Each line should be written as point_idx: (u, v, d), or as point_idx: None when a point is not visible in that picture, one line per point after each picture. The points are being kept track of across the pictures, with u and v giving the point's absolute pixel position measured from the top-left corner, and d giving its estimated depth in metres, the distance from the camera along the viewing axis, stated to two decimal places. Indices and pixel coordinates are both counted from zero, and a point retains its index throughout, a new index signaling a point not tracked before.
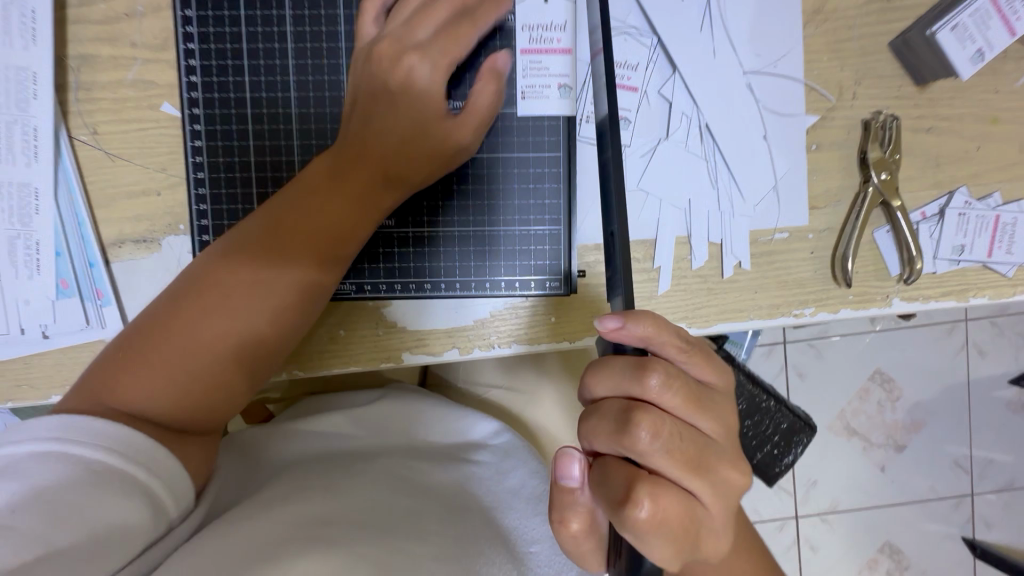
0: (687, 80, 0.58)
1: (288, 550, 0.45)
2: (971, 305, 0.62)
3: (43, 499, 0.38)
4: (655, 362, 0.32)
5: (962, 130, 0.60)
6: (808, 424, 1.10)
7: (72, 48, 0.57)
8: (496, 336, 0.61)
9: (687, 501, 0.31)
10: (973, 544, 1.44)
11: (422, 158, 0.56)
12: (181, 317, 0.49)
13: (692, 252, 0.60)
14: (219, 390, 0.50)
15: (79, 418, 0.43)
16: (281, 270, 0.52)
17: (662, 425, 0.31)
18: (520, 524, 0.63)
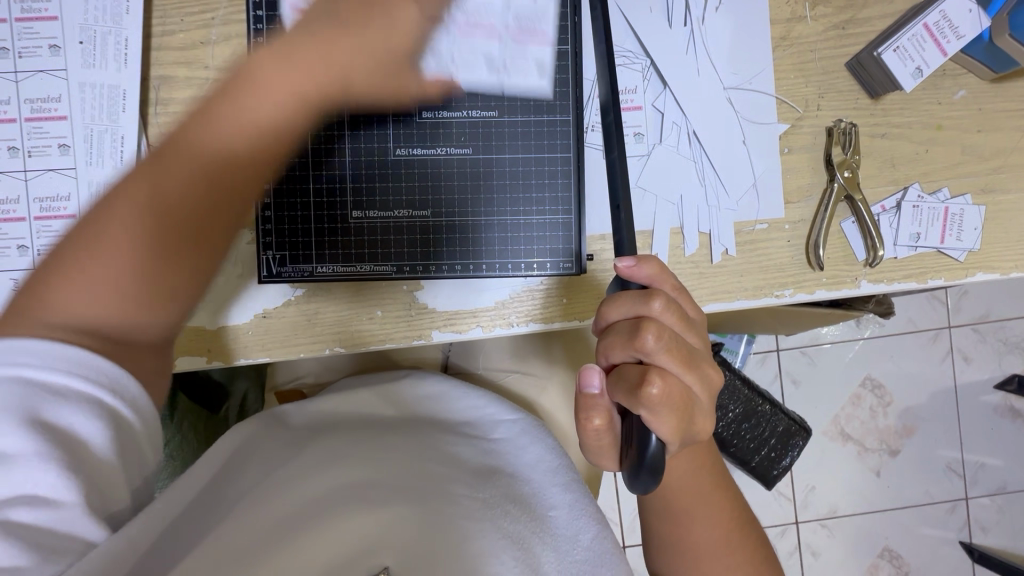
0: (676, 95, 0.69)
1: (343, 509, 0.58)
2: (930, 286, 0.71)
3: (29, 423, 0.40)
4: (658, 289, 0.40)
5: (912, 136, 0.70)
6: (804, 428, 1.18)
7: (154, 69, 0.67)
8: (515, 316, 0.69)
9: (684, 390, 0.39)
10: (971, 548, 1.48)
11: (378, 65, 0.56)
12: (96, 241, 0.49)
13: (684, 241, 0.70)
14: (155, 299, 0.50)
15: (22, 342, 0.43)
16: (236, 143, 0.53)
17: (664, 329, 0.39)
18: (540, 491, 0.70)
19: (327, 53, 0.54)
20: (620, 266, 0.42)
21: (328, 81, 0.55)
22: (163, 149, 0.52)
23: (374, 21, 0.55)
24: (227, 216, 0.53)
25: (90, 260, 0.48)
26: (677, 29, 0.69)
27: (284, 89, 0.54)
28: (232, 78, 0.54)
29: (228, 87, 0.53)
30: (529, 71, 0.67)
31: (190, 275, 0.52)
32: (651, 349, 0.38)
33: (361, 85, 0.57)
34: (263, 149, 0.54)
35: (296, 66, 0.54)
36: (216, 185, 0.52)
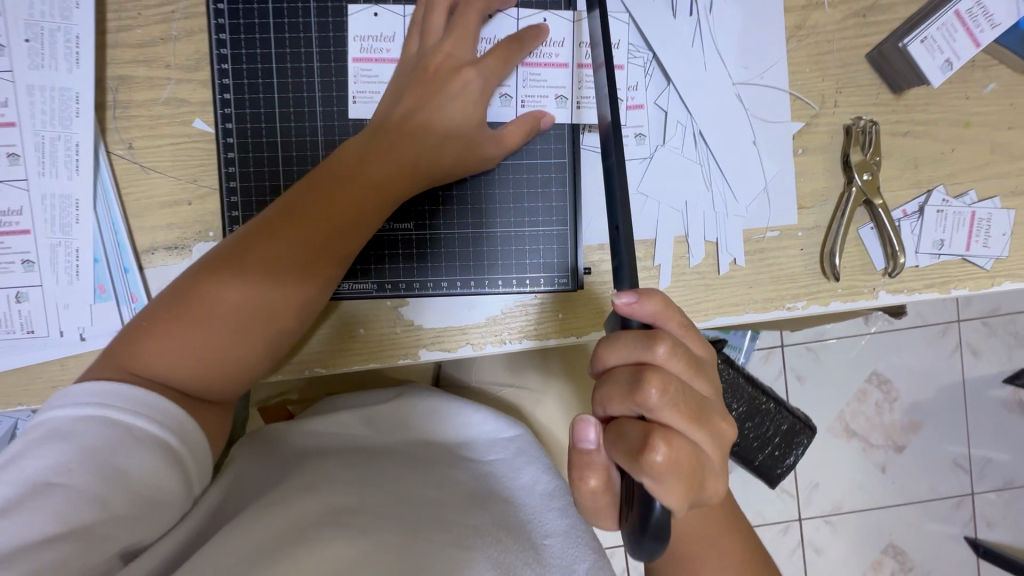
0: (681, 92, 0.63)
1: (320, 532, 0.52)
2: (953, 296, 0.66)
3: (90, 459, 0.45)
4: (662, 333, 0.38)
5: (937, 134, 0.65)
6: (809, 424, 1.08)
7: (110, 69, 0.62)
8: (507, 333, 0.65)
9: (692, 447, 0.37)
10: (976, 543, 1.43)
11: (442, 142, 0.59)
12: (187, 304, 0.52)
13: (689, 250, 0.64)
14: (234, 362, 0.53)
15: (122, 387, 0.48)
16: (315, 223, 0.54)
17: (669, 381, 0.37)
18: (535, 516, 0.64)
19: (419, 142, 0.58)
20: (617, 304, 0.39)
21: (412, 172, 0.58)
22: (259, 227, 0.55)
23: (446, 94, 0.59)
24: (287, 320, 0.55)
25: (186, 320, 0.52)
26: (682, 19, 0.63)
27: (375, 182, 0.57)
28: (329, 165, 0.57)
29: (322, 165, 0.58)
30: (546, 91, 0.64)
31: (260, 341, 0.54)
32: (655, 403, 0.37)
33: (428, 159, 0.59)
34: (337, 216, 0.55)
35: (395, 156, 0.57)
36: (293, 274, 0.54)
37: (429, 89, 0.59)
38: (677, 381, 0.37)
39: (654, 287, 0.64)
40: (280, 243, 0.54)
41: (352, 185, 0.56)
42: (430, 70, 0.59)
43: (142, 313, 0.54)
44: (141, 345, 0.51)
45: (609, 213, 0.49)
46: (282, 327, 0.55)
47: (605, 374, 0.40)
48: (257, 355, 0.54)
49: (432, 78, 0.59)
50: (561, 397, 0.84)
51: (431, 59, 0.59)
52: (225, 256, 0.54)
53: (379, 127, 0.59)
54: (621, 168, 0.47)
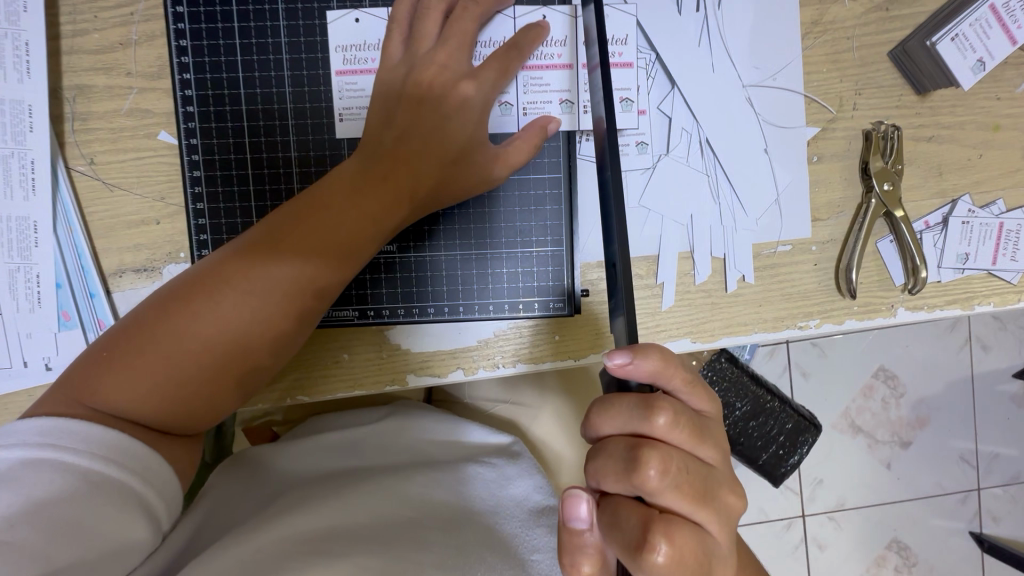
0: (687, 96, 0.59)
1: (291, 565, 0.50)
2: (976, 313, 0.62)
3: (40, 512, 0.41)
4: (660, 404, 0.38)
5: (964, 138, 0.60)
6: (815, 422, 0.91)
7: (66, 78, 0.57)
8: (500, 356, 0.61)
9: (696, 532, 0.36)
10: (981, 537, 1.18)
11: (439, 167, 0.54)
12: (153, 334, 0.48)
13: (695, 267, 0.60)
14: (202, 398, 0.49)
15: (76, 422, 0.44)
16: (298, 250, 0.50)
17: (669, 462, 0.37)
18: (522, 534, 0.61)
19: (413, 166, 0.54)
20: (609, 366, 0.38)
21: (406, 198, 0.54)
22: (237, 254, 0.50)
23: (442, 114, 0.54)
24: (267, 355, 0.51)
25: (150, 350, 0.48)
26: (688, 15, 0.58)
27: (364, 205, 0.52)
28: (316, 189, 0.53)
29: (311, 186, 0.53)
30: (550, 96, 0.59)
31: (230, 376, 0.50)
32: (655, 484, 0.36)
33: (423, 183, 0.54)
34: (322, 244, 0.51)
35: (387, 181, 0.53)
36: (274, 308, 0.50)
37: (423, 107, 0.54)
38: (678, 460, 0.37)
39: (657, 307, 0.60)
40: (256, 269, 0.49)
41: (340, 212, 0.52)
42: (422, 85, 0.54)
43: (103, 338, 0.49)
44: (105, 377, 0.47)
45: (607, 241, 0.45)
46: (255, 361, 0.51)
47: (602, 447, 0.39)
48: (225, 390, 0.50)
49: (425, 95, 0.54)
50: (560, 414, 0.79)
51: (422, 72, 0.55)
52: (199, 283, 0.49)
53: (370, 147, 0.54)
54: (618, 191, 0.42)
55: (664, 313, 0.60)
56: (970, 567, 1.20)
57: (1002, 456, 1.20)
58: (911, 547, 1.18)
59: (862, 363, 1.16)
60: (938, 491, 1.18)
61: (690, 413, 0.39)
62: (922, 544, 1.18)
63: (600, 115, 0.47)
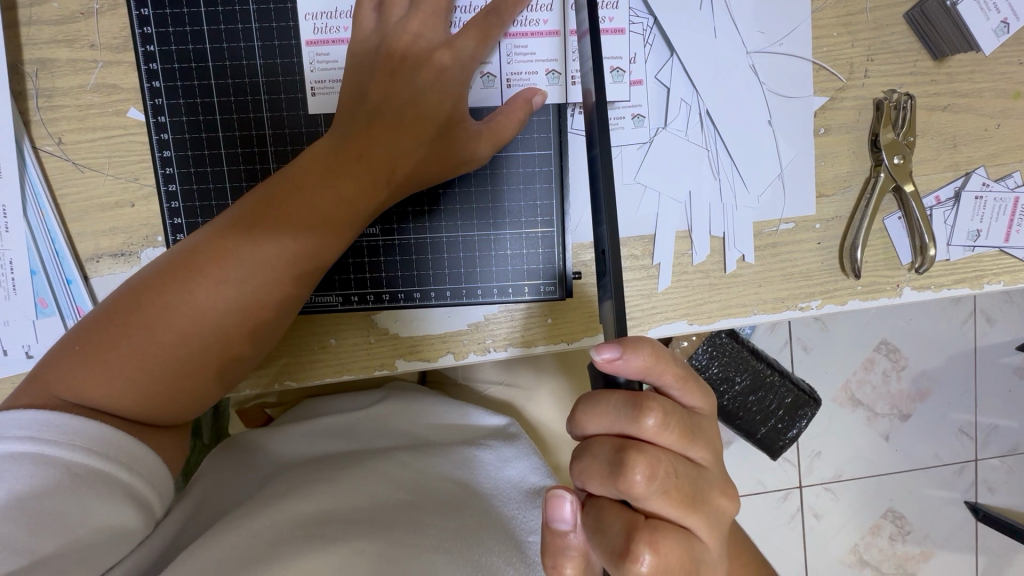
0: (686, 63, 0.55)
1: (286, 549, 0.48)
2: (985, 292, 0.59)
3: (22, 507, 0.40)
4: (648, 403, 0.37)
5: (982, 107, 0.57)
6: (815, 396, 0.89)
7: (27, 52, 0.54)
8: (491, 340, 0.59)
9: (683, 538, 0.36)
10: (974, 508, 1.18)
11: (419, 142, 0.52)
12: (126, 325, 0.46)
13: (693, 247, 0.57)
14: (183, 389, 0.48)
15: (50, 418, 0.43)
16: (273, 234, 0.48)
17: (656, 467, 0.36)
18: (519, 514, 0.60)
19: (389, 143, 0.51)
20: (598, 363, 0.37)
21: (384, 177, 0.51)
22: (210, 239, 0.48)
23: (418, 86, 0.52)
24: (247, 343, 0.49)
25: (123, 341, 0.46)
26: None
27: (341, 185, 0.50)
28: (289, 170, 0.51)
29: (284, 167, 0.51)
30: (535, 66, 0.55)
31: (211, 366, 0.48)
32: (641, 489, 0.36)
33: (403, 160, 0.52)
34: (299, 227, 0.49)
35: (362, 160, 0.50)
36: (251, 295, 0.48)
37: (397, 80, 0.51)
38: (665, 464, 0.37)
39: (653, 289, 0.58)
40: (230, 256, 0.48)
41: (316, 194, 0.49)
42: (395, 57, 0.52)
43: (76, 331, 0.48)
44: (80, 370, 0.46)
45: (594, 222, 0.42)
46: (235, 350, 0.49)
47: (588, 446, 0.39)
48: (206, 380, 0.49)
49: (399, 67, 0.51)
50: (555, 397, 0.78)
51: (396, 42, 0.52)
52: (171, 272, 0.48)
53: (343, 124, 0.51)
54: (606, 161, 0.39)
55: (660, 294, 0.58)
56: (966, 536, 1.20)
57: (1001, 428, 1.19)
58: (907, 517, 1.19)
59: (864, 337, 1.14)
60: (935, 462, 1.18)
61: (679, 410, 0.39)
62: (919, 515, 1.19)
63: (589, 88, 0.44)
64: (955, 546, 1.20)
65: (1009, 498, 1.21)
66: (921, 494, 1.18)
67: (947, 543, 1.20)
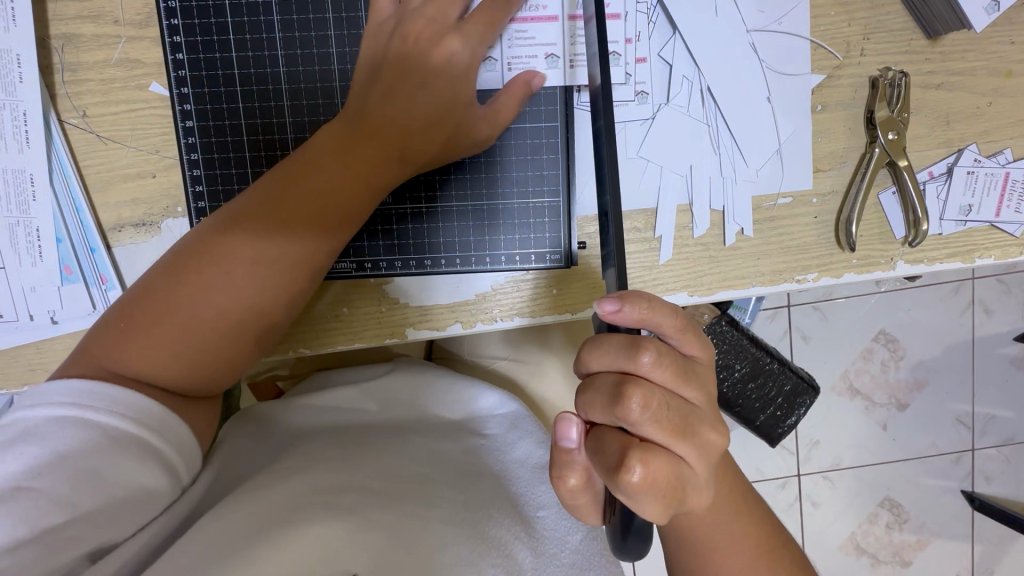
0: (688, 41, 0.57)
1: (300, 517, 0.49)
2: (977, 266, 0.61)
3: (64, 463, 0.42)
4: (645, 343, 0.40)
5: (974, 85, 0.59)
6: (813, 384, 0.91)
7: (53, 27, 0.56)
8: (498, 310, 0.61)
9: (673, 462, 0.38)
10: (971, 496, 1.20)
11: (425, 120, 0.54)
12: (163, 302, 0.49)
13: (693, 220, 0.59)
14: (221, 359, 0.50)
15: (94, 386, 0.45)
16: (303, 212, 0.51)
17: (651, 398, 0.39)
18: (526, 491, 0.63)
19: (403, 123, 0.53)
20: (601, 313, 0.39)
21: (397, 155, 0.53)
22: (238, 215, 0.51)
23: (428, 69, 0.54)
24: (278, 316, 0.52)
25: (161, 316, 0.48)
26: None
27: (361, 166, 0.52)
28: (307, 149, 0.53)
29: (303, 149, 0.53)
30: (538, 50, 0.57)
31: (245, 336, 0.51)
32: (637, 417, 0.38)
33: (418, 140, 0.54)
34: (327, 205, 0.51)
35: (375, 138, 0.52)
36: (282, 272, 0.51)
37: (409, 62, 0.53)
38: (660, 395, 0.39)
39: (654, 261, 0.60)
40: (260, 234, 0.50)
41: (336, 172, 0.52)
42: (409, 40, 0.54)
43: (113, 309, 0.51)
44: (120, 342, 0.48)
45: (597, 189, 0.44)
46: (271, 321, 0.52)
47: (590, 378, 0.42)
48: (241, 350, 0.51)
49: (411, 49, 0.53)
50: (561, 373, 0.79)
51: (411, 27, 0.54)
52: (201, 249, 0.50)
53: (353, 105, 0.54)
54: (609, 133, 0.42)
55: (661, 266, 0.60)
56: (961, 522, 1.22)
57: (997, 417, 1.21)
58: (904, 505, 1.21)
59: (864, 324, 1.15)
60: (933, 452, 1.20)
61: (674, 354, 0.41)
62: (916, 504, 1.21)
63: (594, 75, 0.45)
64: (951, 534, 1.22)
65: (1004, 485, 1.23)
66: (918, 482, 1.20)
67: (943, 529, 1.22)
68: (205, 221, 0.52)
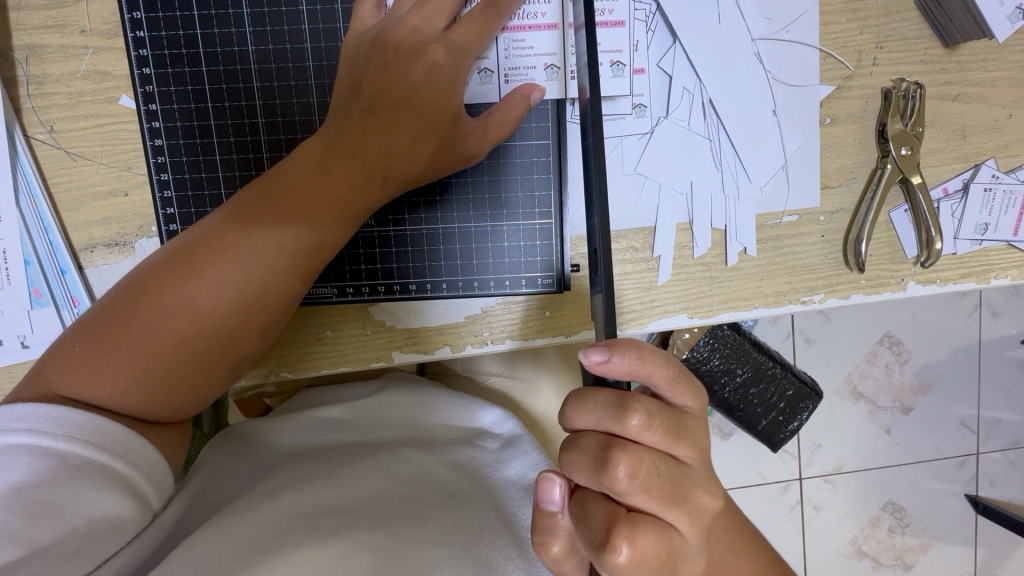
0: (688, 50, 0.54)
1: (284, 543, 0.47)
2: (993, 286, 0.58)
3: (19, 496, 0.40)
4: (634, 403, 0.38)
5: (993, 97, 0.56)
6: (816, 389, 0.88)
7: (16, 38, 0.53)
8: (488, 333, 0.58)
9: (662, 534, 0.37)
10: (975, 500, 1.18)
11: (410, 139, 0.50)
12: (125, 323, 0.46)
13: (694, 239, 0.56)
14: (183, 387, 0.48)
15: (47, 410, 0.43)
16: (276, 232, 0.48)
17: (638, 466, 0.37)
18: (520, 511, 0.60)
19: (385, 142, 0.50)
20: (589, 364, 0.38)
21: (380, 175, 0.50)
22: (209, 235, 0.48)
23: (411, 81, 0.50)
24: (248, 343, 0.49)
25: (121, 339, 0.46)
26: None
27: (340, 186, 0.49)
28: (285, 165, 0.50)
29: (281, 164, 0.50)
30: (533, 61, 0.54)
31: (211, 364, 0.48)
32: (624, 488, 0.37)
33: (403, 159, 0.51)
34: (302, 226, 0.48)
35: (357, 157, 0.49)
36: (250, 296, 0.48)
37: (390, 73, 0.50)
38: (649, 462, 0.37)
39: (652, 282, 0.57)
40: (228, 254, 0.47)
41: (312, 193, 0.49)
42: (389, 49, 0.50)
43: (74, 329, 0.48)
44: (81, 365, 0.45)
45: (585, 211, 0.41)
46: (237, 347, 0.49)
47: (576, 438, 0.40)
48: (206, 378, 0.48)
49: (393, 59, 0.50)
50: (556, 390, 0.77)
51: (393, 34, 0.50)
52: (169, 270, 0.47)
53: (335, 121, 0.50)
54: (599, 155, 0.38)
55: (660, 287, 0.57)
56: (965, 529, 1.20)
57: (1004, 422, 1.18)
58: (907, 511, 1.18)
59: (869, 333, 1.12)
60: (937, 456, 1.17)
61: (665, 412, 0.39)
62: (920, 511, 1.18)
63: (584, 87, 0.42)
64: (956, 541, 1.20)
65: (1010, 492, 1.20)
66: (921, 488, 1.18)
67: (948, 537, 1.20)
68: (175, 238, 0.50)
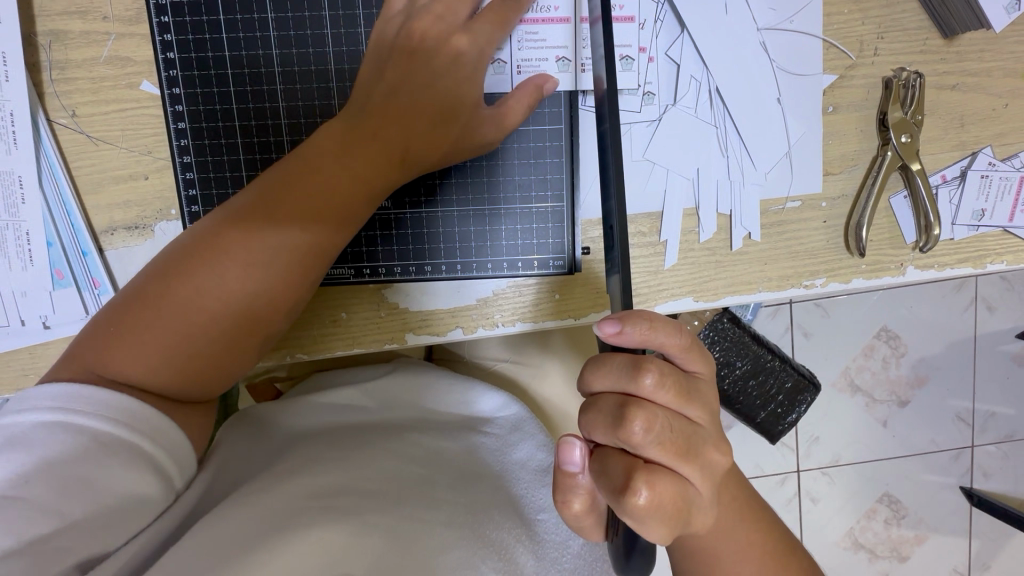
0: (696, 40, 0.55)
1: (300, 521, 0.47)
2: (988, 272, 0.60)
3: (51, 470, 0.41)
4: (647, 363, 0.39)
5: (990, 87, 0.57)
6: (813, 380, 0.89)
7: (39, 24, 0.54)
8: (500, 315, 0.60)
9: (679, 485, 0.38)
10: (969, 492, 1.20)
11: (429, 121, 0.52)
12: (156, 303, 0.47)
13: (700, 225, 0.58)
14: (212, 364, 0.49)
15: (80, 389, 0.44)
16: (303, 214, 0.49)
17: (654, 421, 0.38)
18: (528, 492, 0.61)
19: (406, 128, 0.52)
20: (603, 335, 0.39)
21: (398, 157, 0.52)
22: (234, 217, 0.49)
23: (434, 68, 0.52)
24: (271, 323, 0.51)
25: (154, 317, 0.47)
26: None
27: (361, 168, 0.51)
28: (306, 148, 0.51)
29: (303, 147, 0.52)
30: (545, 52, 0.56)
31: (239, 341, 0.49)
32: (640, 440, 0.37)
33: (424, 143, 0.52)
34: (326, 207, 0.50)
35: (376, 139, 0.51)
36: (276, 275, 0.49)
37: (413, 61, 0.52)
38: (664, 417, 0.38)
39: (659, 266, 0.59)
40: (255, 235, 0.48)
41: (333, 175, 0.50)
42: (414, 37, 0.52)
43: (102, 313, 0.49)
44: (113, 345, 0.47)
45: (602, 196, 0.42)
46: (264, 324, 0.50)
47: (594, 400, 0.40)
48: (233, 355, 0.50)
49: (418, 47, 0.52)
50: (563, 375, 0.78)
51: (416, 23, 0.52)
52: (196, 253, 0.48)
53: (355, 107, 0.52)
54: (615, 142, 0.39)
55: (666, 271, 0.59)
56: (960, 520, 1.22)
57: (998, 415, 1.20)
58: (902, 501, 1.20)
59: (866, 324, 1.14)
60: (933, 447, 1.19)
61: (681, 375, 0.40)
62: (916, 501, 1.21)
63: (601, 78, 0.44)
64: (950, 529, 1.22)
65: (1004, 483, 1.22)
66: (916, 478, 1.20)
67: (943, 525, 1.22)
68: (201, 220, 0.51)
